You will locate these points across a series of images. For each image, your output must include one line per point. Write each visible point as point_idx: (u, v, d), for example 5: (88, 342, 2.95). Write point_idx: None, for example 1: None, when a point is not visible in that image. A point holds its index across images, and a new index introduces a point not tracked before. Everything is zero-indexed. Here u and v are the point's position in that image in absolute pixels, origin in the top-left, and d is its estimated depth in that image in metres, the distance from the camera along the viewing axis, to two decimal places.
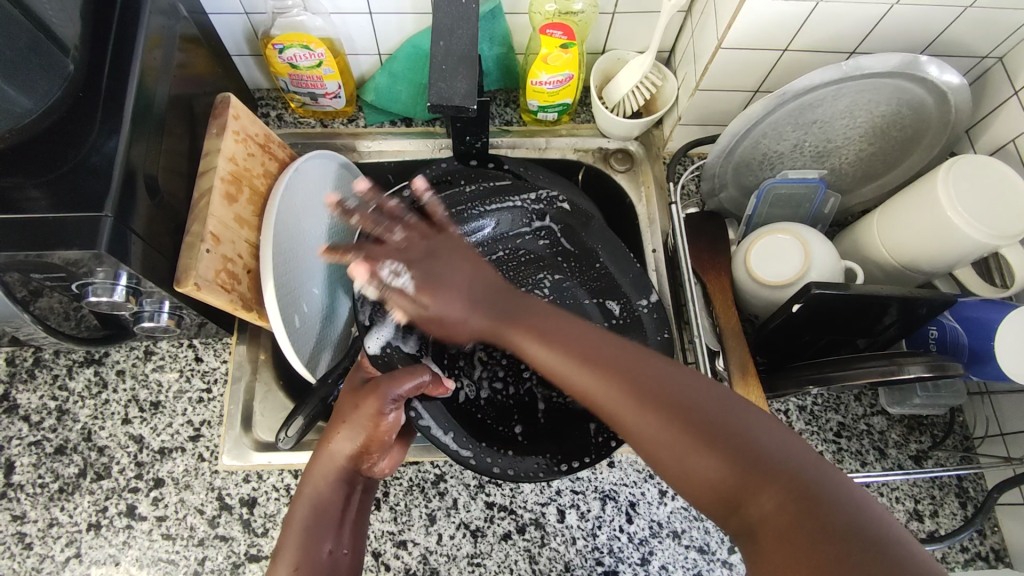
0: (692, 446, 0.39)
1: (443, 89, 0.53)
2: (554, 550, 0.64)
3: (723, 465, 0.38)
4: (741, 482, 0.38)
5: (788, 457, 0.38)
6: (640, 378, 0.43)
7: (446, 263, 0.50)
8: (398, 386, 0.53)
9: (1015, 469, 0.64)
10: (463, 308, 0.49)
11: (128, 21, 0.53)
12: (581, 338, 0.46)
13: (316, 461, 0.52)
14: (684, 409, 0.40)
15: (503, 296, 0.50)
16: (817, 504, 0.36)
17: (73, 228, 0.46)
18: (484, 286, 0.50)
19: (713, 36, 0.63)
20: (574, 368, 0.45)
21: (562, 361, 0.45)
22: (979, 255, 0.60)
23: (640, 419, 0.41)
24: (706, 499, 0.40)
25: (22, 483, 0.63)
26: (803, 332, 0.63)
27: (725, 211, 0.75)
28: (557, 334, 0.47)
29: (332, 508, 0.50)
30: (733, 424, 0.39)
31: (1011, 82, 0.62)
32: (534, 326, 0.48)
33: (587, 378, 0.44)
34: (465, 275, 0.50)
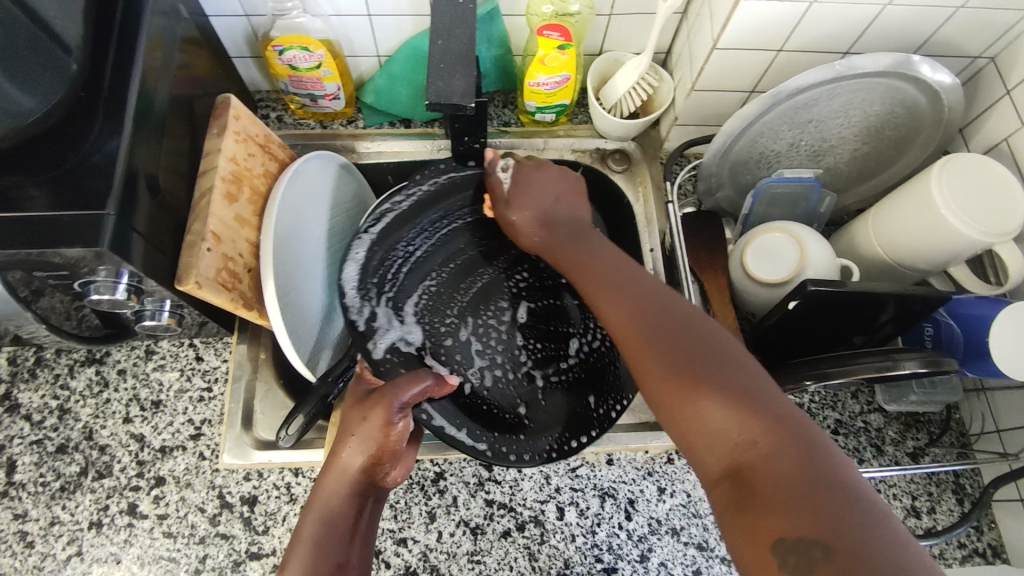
0: (692, 381, 0.42)
1: (440, 87, 0.54)
2: (554, 547, 0.64)
3: (722, 407, 0.40)
4: (736, 424, 0.40)
5: (785, 414, 0.40)
6: (659, 322, 0.46)
7: (555, 182, 0.63)
8: (405, 393, 0.53)
9: (1011, 465, 0.64)
10: (535, 216, 0.62)
11: (130, 23, 0.53)
12: (618, 274, 0.51)
13: (326, 473, 0.50)
14: (695, 351, 0.43)
15: (576, 231, 0.59)
16: (807, 458, 0.37)
17: (76, 227, 0.47)
18: (567, 213, 0.62)
19: (709, 36, 0.63)
20: (611, 298, 0.50)
21: (603, 288, 0.51)
22: (973, 253, 0.61)
23: (651, 357, 0.44)
24: (694, 435, 0.41)
25: (24, 482, 0.63)
26: (801, 330, 0.63)
27: (722, 210, 0.76)
28: (607, 267, 0.53)
29: (343, 522, 0.49)
30: (737, 373, 0.42)
31: (1004, 81, 0.63)
32: (588, 257, 0.55)
33: (619, 311, 0.48)
34: (549, 198, 0.62)
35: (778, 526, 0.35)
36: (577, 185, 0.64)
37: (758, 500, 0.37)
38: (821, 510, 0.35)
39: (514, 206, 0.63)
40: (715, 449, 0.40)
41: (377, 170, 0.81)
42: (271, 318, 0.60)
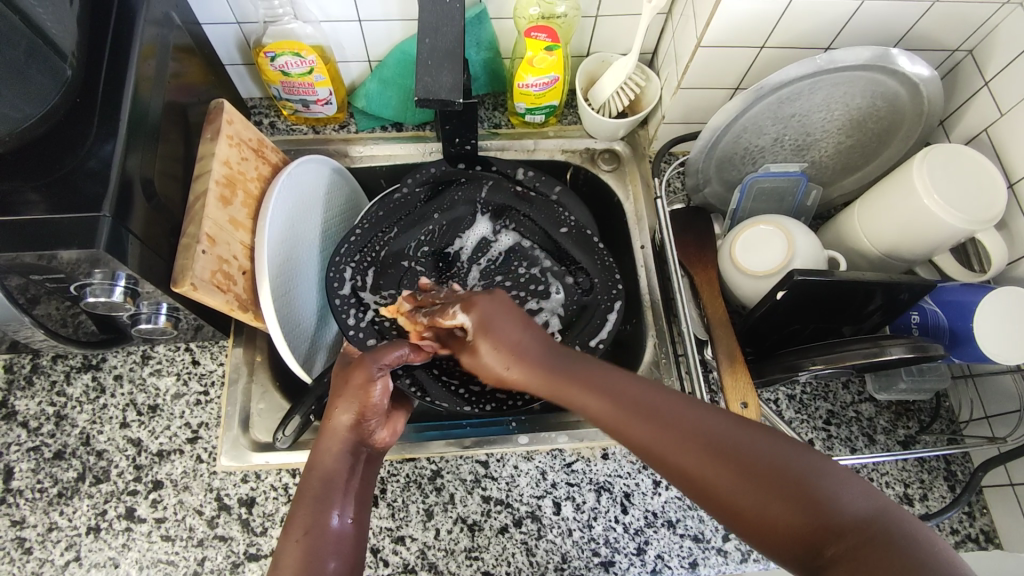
0: (762, 492, 0.38)
1: (429, 83, 0.55)
2: (551, 542, 0.65)
3: (796, 511, 0.37)
4: (817, 528, 0.37)
5: (860, 498, 0.37)
6: (706, 440, 0.40)
7: (503, 320, 0.49)
8: (381, 356, 0.54)
9: (1001, 448, 0.65)
10: (508, 361, 0.48)
11: (123, 30, 0.54)
12: (623, 387, 0.44)
13: (320, 436, 0.52)
14: (751, 460, 0.39)
15: (547, 351, 0.48)
16: (895, 542, 0.35)
17: (72, 229, 0.47)
18: (534, 340, 0.48)
19: (693, 35, 0.65)
20: (630, 422, 0.42)
21: (614, 415, 0.43)
22: (956, 241, 0.62)
23: (717, 476, 0.39)
24: (780, 546, 0.38)
25: (21, 489, 0.63)
26: (792, 321, 0.64)
27: (710, 206, 0.77)
28: (607, 386, 0.45)
29: (338, 475, 0.50)
30: (802, 469, 0.39)
31: (981, 73, 0.64)
32: (577, 370, 0.46)
33: (652, 430, 0.42)
34: (517, 331, 0.48)
35: None
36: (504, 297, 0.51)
37: None
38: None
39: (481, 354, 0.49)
40: (796, 551, 0.37)
41: (369, 173, 0.82)
42: (266, 317, 0.60)
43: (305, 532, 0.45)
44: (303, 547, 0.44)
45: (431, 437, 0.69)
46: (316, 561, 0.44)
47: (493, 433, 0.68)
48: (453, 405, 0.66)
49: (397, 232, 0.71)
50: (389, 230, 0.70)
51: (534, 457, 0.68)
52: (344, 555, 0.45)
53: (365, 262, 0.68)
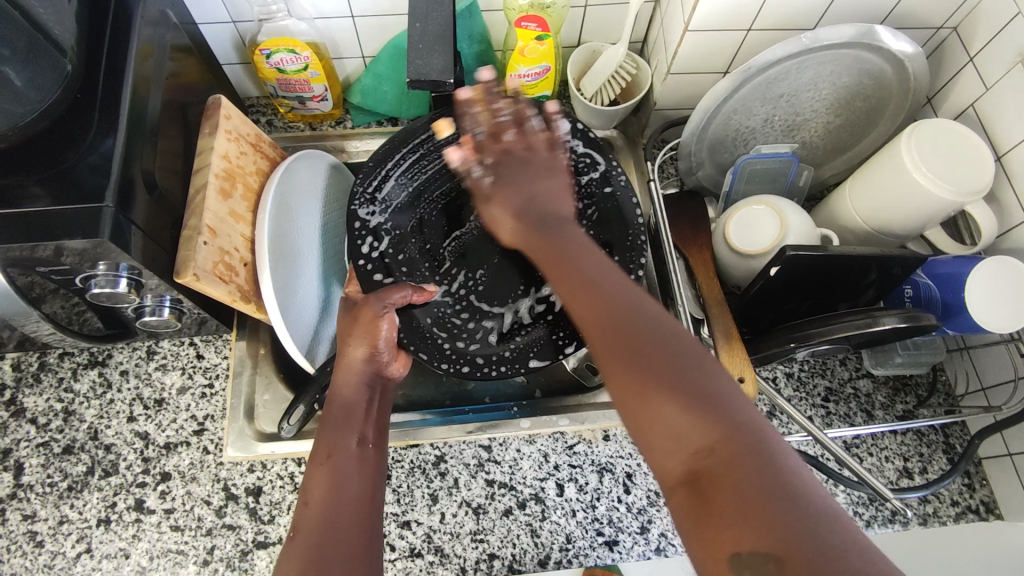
0: (663, 395, 0.37)
1: (420, 66, 0.57)
2: (555, 523, 0.65)
3: (688, 416, 0.37)
4: (699, 434, 0.36)
5: (758, 431, 0.37)
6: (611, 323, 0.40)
7: (535, 179, 0.53)
8: (385, 296, 0.61)
9: (997, 417, 0.66)
10: (512, 213, 0.52)
11: (121, 30, 0.55)
12: (591, 267, 0.45)
13: (337, 372, 0.56)
14: (668, 360, 0.39)
15: (547, 218, 0.50)
16: (775, 477, 0.35)
17: (75, 220, 0.48)
18: (541, 203, 0.52)
19: (681, 19, 0.66)
20: (580, 296, 0.43)
21: (573, 291, 0.44)
22: (946, 214, 0.63)
23: (631, 362, 0.39)
24: (663, 450, 0.37)
25: (31, 484, 0.64)
26: (786, 299, 0.65)
27: (704, 190, 0.78)
28: (576, 264, 0.45)
29: (357, 403, 0.53)
30: (712, 384, 0.38)
31: (966, 50, 0.65)
32: (557, 246, 0.47)
33: (594, 309, 0.42)
34: (536, 195, 0.52)
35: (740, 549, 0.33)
36: (550, 167, 0.54)
37: (733, 526, 0.34)
38: (787, 532, 0.33)
39: (495, 206, 0.53)
40: (671, 451, 0.37)
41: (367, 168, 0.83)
42: (268, 307, 0.62)
43: (329, 456, 0.48)
44: (328, 468, 0.47)
45: (435, 423, 0.69)
46: (341, 480, 0.47)
47: (494, 418, 0.69)
48: (433, 357, 0.64)
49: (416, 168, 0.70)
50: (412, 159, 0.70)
51: (536, 441, 0.69)
52: (365, 475, 0.48)
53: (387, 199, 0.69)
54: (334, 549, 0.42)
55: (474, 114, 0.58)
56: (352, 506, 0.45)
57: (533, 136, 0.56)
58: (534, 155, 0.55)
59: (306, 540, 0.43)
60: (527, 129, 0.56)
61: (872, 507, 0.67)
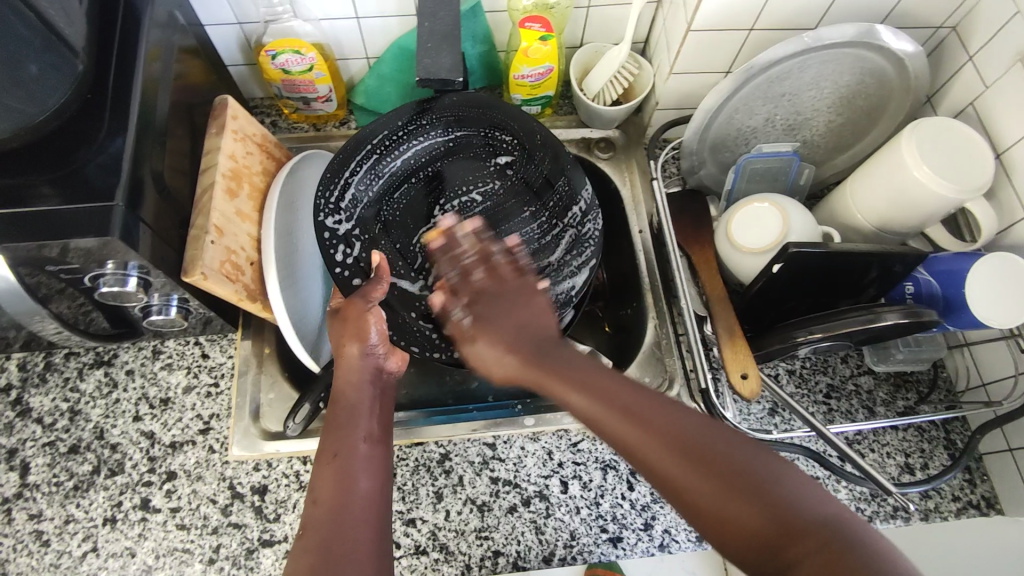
0: (723, 493, 0.37)
1: (428, 65, 0.57)
2: (560, 520, 0.66)
3: (750, 508, 0.36)
4: (784, 529, 0.36)
5: (820, 506, 0.36)
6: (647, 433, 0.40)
7: (518, 307, 0.52)
8: (367, 291, 0.59)
9: (997, 412, 0.66)
10: (502, 348, 0.49)
11: (130, 30, 0.56)
12: (606, 385, 0.44)
13: (340, 372, 0.56)
14: (711, 461, 0.38)
15: (546, 344, 0.49)
16: (849, 547, 0.34)
17: (85, 219, 0.49)
18: (534, 333, 0.50)
19: (683, 20, 0.66)
20: (607, 414, 0.42)
21: (598, 410, 0.42)
22: (947, 211, 0.63)
23: (677, 470, 0.38)
24: (740, 547, 0.36)
25: (38, 483, 0.64)
26: (788, 297, 0.66)
27: (705, 189, 0.79)
28: (589, 381, 0.44)
29: (359, 402, 0.53)
30: (768, 473, 0.37)
31: (965, 49, 0.66)
32: (561, 367, 0.46)
33: (625, 429, 0.41)
34: (523, 319, 0.51)
35: None
36: (528, 295, 0.53)
37: None
38: None
39: (479, 346, 0.50)
40: (762, 559, 0.36)
41: None
42: (274, 306, 0.62)
43: (335, 455, 0.48)
44: (335, 467, 0.48)
45: (441, 421, 0.70)
46: (348, 478, 0.47)
47: (499, 416, 0.70)
48: (428, 349, 0.64)
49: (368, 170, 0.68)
50: (373, 160, 0.69)
51: (540, 438, 0.69)
52: (372, 471, 0.48)
53: (349, 207, 0.67)
54: (347, 548, 0.43)
55: (446, 254, 0.59)
56: (361, 505, 0.46)
57: (505, 267, 0.56)
58: (518, 283, 0.54)
59: (315, 538, 0.43)
60: (493, 265, 0.56)
61: (874, 503, 0.68)
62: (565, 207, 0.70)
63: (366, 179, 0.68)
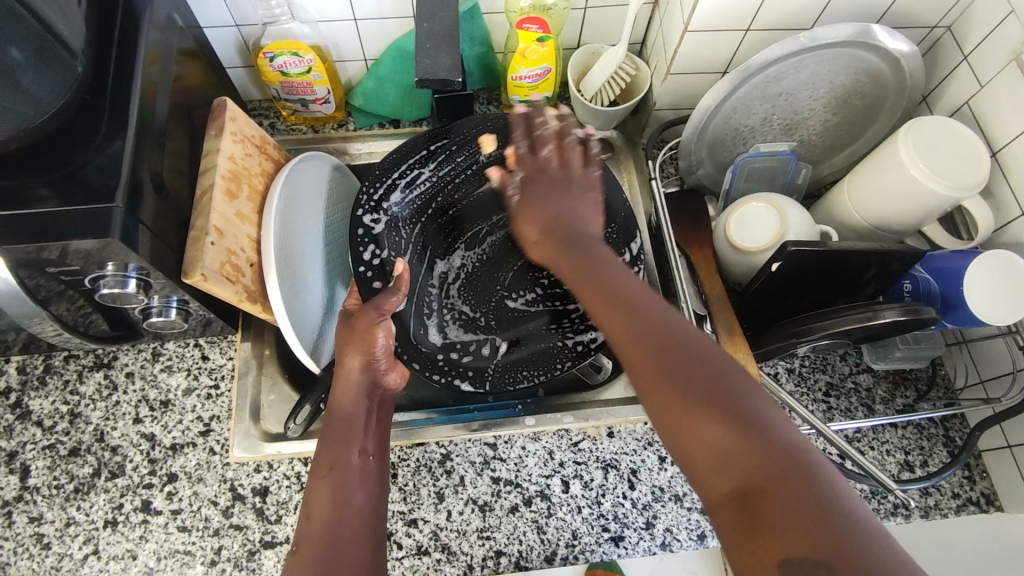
0: (701, 410, 0.37)
1: (428, 65, 0.57)
2: (561, 520, 0.66)
3: (725, 429, 0.37)
4: (742, 448, 0.36)
5: (796, 443, 0.37)
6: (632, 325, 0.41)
7: (569, 194, 0.53)
8: (382, 300, 0.58)
9: (996, 409, 0.67)
10: (541, 230, 0.51)
11: (129, 33, 0.56)
12: (617, 281, 0.44)
13: (336, 385, 0.55)
14: (699, 375, 0.38)
15: (572, 235, 0.50)
16: (811, 486, 0.36)
17: (85, 220, 0.49)
18: (566, 222, 0.51)
19: (680, 20, 0.67)
20: (606, 309, 0.43)
21: (602, 304, 0.43)
22: (944, 209, 0.64)
23: (664, 373, 0.39)
24: (705, 464, 0.37)
25: (38, 486, 0.64)
26: (787, 295, 0.66)
27: (703, 188, 0.79)
28: (596, 278, 0.45)
29: (358, 415, 0.53)
30: (748, 400, 0.38)
31: (960, 48, 0.67)
32: (580, 260, 0.47)
33: (621, 326, 0.42)
34: (558, 208, 0.52)
35: (781, 557, 0.34)
36: (583, 177, 0.54)
37: (770, 538, 0.35)
38: (824, 542, 0.33)
39: (526, 225, 0.52)
40: (719, 469, 0.37)
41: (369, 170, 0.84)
42: (274, 307, 0.62)
43: (331, 469, 0.48)
44: (331, 482, 0.48)
45: (440, 422, 0.69)
46: (345, 494, 0.47)
47: (499, 416, 0.70)
48: (427, 367, 0.64)
49: (415, 183, 0.70)
50: (420, 168, 0.70)
51: (541, 438, 0.69)
52: (368, 487, 0.48)
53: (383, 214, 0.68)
54: (342, 562, 0.43)
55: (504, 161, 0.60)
56: (356, 521, 0.46)
57: (571, 153, 0.56)
58: (569, 172, 0.55)
59: (309, 553, 0.43)
60: (564, 145, 0.56)
61: (874, 500, 0.68)
62: (620, 239, 0.67)
63: (412, 187, 0.70)
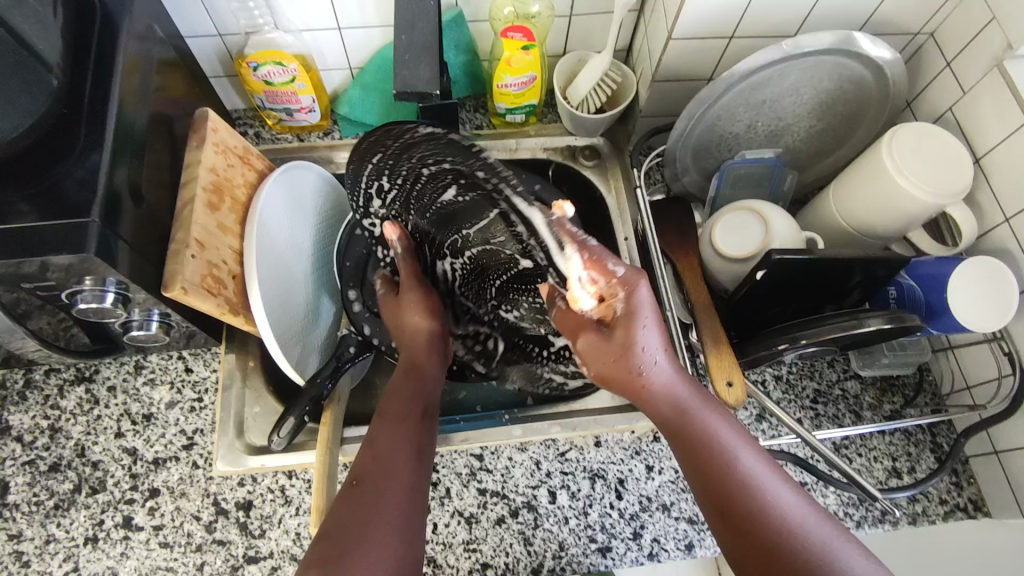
0: None
1: (407, 77, 0.57)
2: (548, 531, 0.65)
3: None
4: None
5: None
6: (767, 547, 0.43)
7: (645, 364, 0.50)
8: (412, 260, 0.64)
9: (982, 415, 0.67)
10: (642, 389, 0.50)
11: (107, 44, 0.55)
12: (731, 468, 0.47)
13: (405, 338, 0.63)
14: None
15: (681, 405, 0.50)
16: None
17: (61, 235, 0.48)
18: (667, 394, 0.51)
19: (664, 28, 0.67)
20: (712, 496, 0.47)
21: (709, 492, 0.47)
22: (928, 216, 0.64)
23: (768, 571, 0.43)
24: None
25: (17, 502, 0.63)
26: (773, 302, 0.66)
27: (690, 195, 0.79)
28: (711, 462, 0.47)
29: (420, 364, 0.60)
30: None
31: (943, 54, 0.67)
32: (696, 436, 0.49)
33: (728, 518, 0.45)
34: (657, 383, 0.50)
35: None
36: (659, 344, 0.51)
37: None
38: None
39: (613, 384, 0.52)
40: None
41: None
42: (257, 319, 0.61)
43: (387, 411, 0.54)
44: (385, 426, 0.52)
45: None
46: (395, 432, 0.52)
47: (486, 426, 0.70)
48: None
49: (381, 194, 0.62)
50: (379, 180, 0.61)
51: (528, 448, 0.69)
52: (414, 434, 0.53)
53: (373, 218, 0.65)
54: (385, 482, 0.48)
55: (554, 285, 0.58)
56: (402, 462, 0.50)
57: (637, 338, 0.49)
58: (649, 328, 0.50)
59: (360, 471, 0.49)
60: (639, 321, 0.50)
61: (862, 507, 0.67)
62: None
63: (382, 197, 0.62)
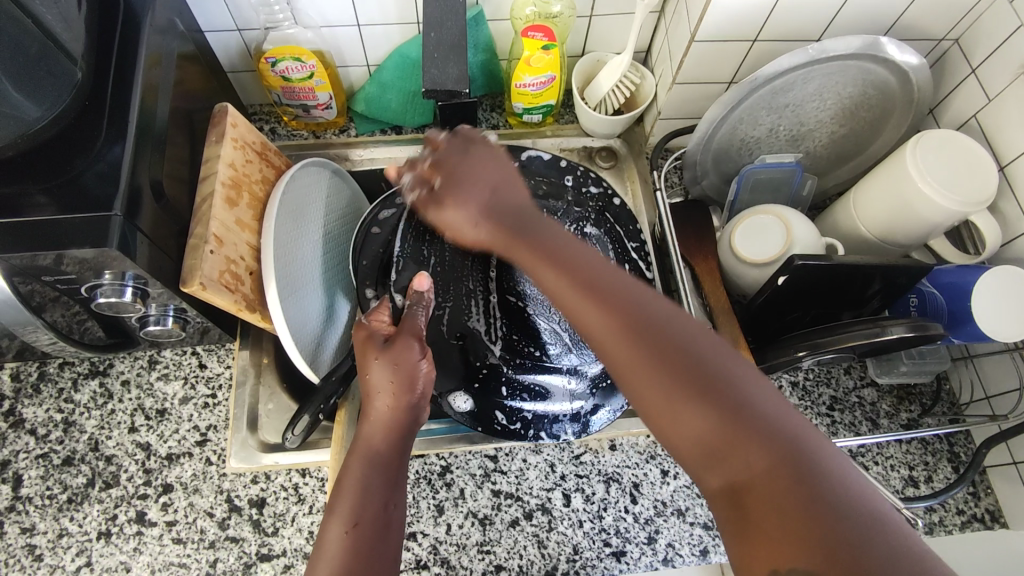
0: (681, 395, 0.39)
1: (435, 75, 0.57)
2: (563, 534, 0.65)
3: (705, 416, 0.38)
4: (729, 437, 0.37)
5: (782, 420, 0.37)
6: (634, 335, 0.41)
7: (480, 169, 0.52)
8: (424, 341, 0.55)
9: (1002, 425, 0.66)
10: (477, 214, 0.51)
11: (130, 38, 0.55)
12: (594, 270, 0.45)
13: (367, 427, 0.51)
14: (669, 346, 0.40)
15: (518, 218, 0.50)
16: (801, 473, 0.35)
17: (84, 228, 0.48)
18: (505, 205, 0.51)
19: (686, 31, 0.66)
20: (585, 303, 0.43)
21: (573, 293, 0.44)
22: (951, 223, 0.63)
23: (632, 352, 0.41)
24: (691, 453, 0.39)
25: (31, 496, 0.63)
26: (791, 308, 0.66)
27: (709, 199, 0.78)
28: (566, 261, 0.45)
29: (384, 457, 0.49)
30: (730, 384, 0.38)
31: (968, 61, 0.66)
32: (550, 249, 0.47)
33: (603, 318, 0.42)
34: (485, 191, 0.51)
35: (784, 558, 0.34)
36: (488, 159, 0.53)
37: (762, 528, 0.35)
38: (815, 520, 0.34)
39: (452, 211, 0.51)
40: (709, 461, 0.38)
41: (371, 176, 0.83)
42: (273, 317, 0.61)
43: (354, 524, 0.45)
44: (342, 535, 0.44)
45: (439, 433, 0.68)
46: (364, 542, 0.44)
47: None
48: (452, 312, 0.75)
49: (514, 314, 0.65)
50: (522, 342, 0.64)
51: (542, 451, 0.69)
52: (388, 538, 0.46)
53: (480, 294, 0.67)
54: None
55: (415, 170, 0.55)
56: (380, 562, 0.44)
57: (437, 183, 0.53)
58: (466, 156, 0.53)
59: None
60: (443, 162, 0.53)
61: None
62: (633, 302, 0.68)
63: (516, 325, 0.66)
